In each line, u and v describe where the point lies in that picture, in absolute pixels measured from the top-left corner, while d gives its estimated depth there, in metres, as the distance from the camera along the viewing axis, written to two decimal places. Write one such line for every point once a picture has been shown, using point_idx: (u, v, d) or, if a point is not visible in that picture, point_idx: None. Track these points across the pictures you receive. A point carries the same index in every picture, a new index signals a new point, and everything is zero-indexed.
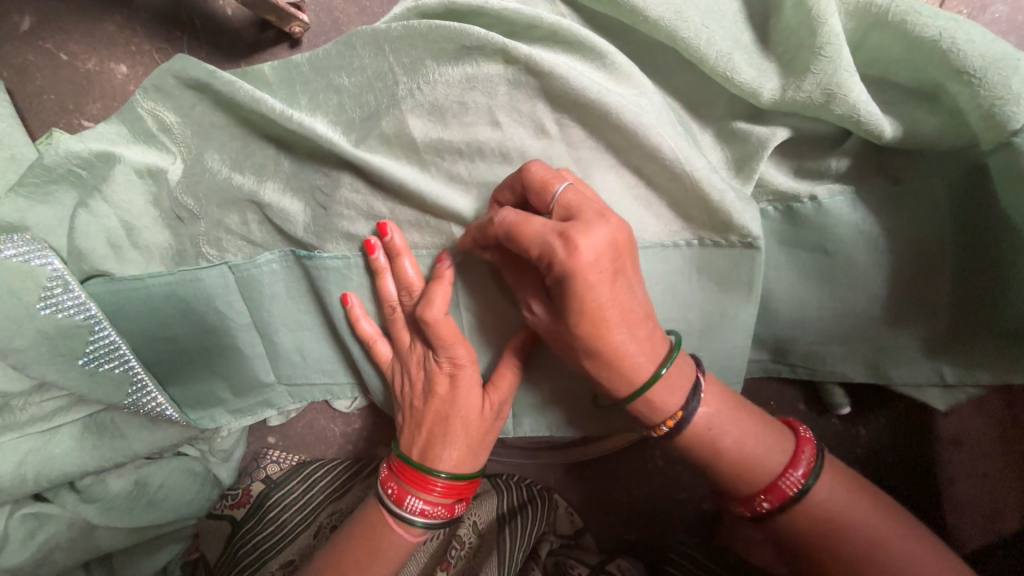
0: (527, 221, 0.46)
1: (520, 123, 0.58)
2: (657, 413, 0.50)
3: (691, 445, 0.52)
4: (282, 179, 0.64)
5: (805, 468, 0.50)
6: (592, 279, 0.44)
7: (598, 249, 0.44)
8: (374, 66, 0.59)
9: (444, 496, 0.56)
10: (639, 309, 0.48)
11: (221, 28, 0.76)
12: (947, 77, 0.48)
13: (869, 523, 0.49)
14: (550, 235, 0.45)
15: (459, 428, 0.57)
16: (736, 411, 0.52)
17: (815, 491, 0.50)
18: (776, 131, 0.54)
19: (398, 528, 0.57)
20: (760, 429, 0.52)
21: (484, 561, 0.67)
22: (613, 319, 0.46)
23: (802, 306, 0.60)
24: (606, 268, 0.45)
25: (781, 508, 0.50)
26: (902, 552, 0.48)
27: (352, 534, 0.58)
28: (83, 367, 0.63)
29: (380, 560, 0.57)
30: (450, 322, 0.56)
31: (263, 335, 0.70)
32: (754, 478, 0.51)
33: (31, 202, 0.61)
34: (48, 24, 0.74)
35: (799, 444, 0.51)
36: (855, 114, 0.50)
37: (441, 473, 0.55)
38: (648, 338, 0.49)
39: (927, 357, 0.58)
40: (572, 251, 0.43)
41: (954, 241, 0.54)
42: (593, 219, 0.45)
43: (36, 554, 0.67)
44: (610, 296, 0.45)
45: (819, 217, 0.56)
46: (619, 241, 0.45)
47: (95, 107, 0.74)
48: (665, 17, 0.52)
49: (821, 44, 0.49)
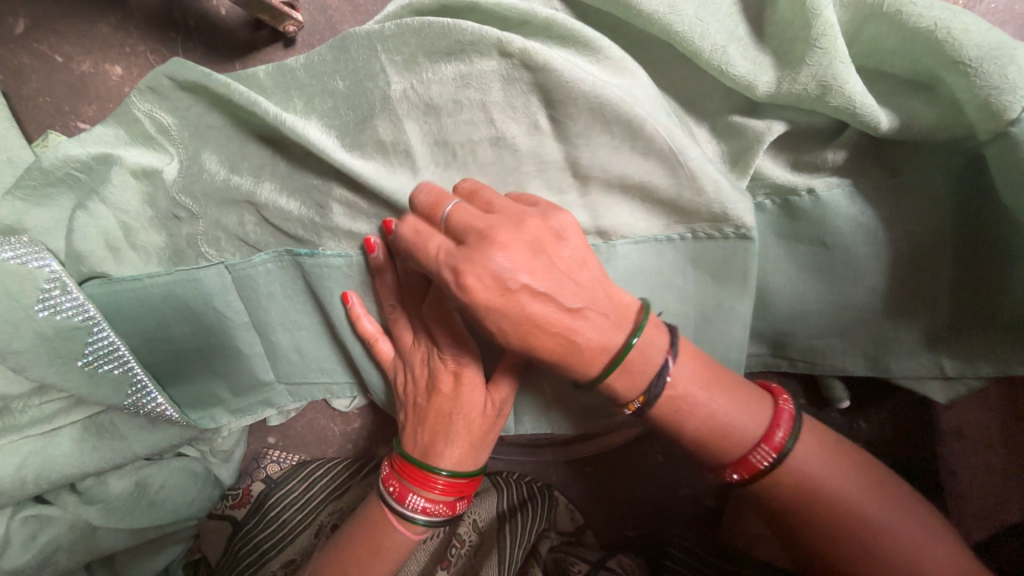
0: (422, 252, 0.48)
1: (515, 118, 0.57)
2: (624, 393, 0.50)
3: (660, 422, 0.52)
4: (279, 179, 0.64)
5: (779, 440, 0.49)
6: (491, 303, 0.45)
7: (505, 265, 0.44)
8: (368, 66, 0.59)
9: (446, 494, 0.56)
10: (570, 301, 0.46)
11: (215, 28, 0.75)
12: (943, 67, 0.47)
13: (869, 506, 0.49)
14: (442, 268, 0.46)
15: (459, 425, 0.56)
16: (708, 390, 0.51)
17: (789, 462, 0.50)
18: (773, 125, 0.54)
19: (402, 526, 0.57)
20: (732, 408, 0.51)
21: (484, 560, 0.67)
22: (536, 327, 0.46)
23: (800, 298, 0.59)
24: (506, 289, 0.44)
25: (751, 479, 0.50)
26: (902, 535, 0.48)
27: (352, 536, 0.58)
28: (83, 368, 0.64)
29: (382, 558, 0.56)
30: (455, 320, 0.56)
31: (262, 334, 0.70)
32: (726, 450, 0.51)
33: (30, 205, 0.62)
34: (42, 27, 0.73)
35: (774, 418, 0.50)
36: (851, 105, 0.49)
37: (442, 470, 0.55)
38: (601, 327, 0.48)
39: (926, 349, 0.58)
40: (460, 284, 0.45)
41: (954, 233, 0.54)
42: (477, 241, 0.46)
43: (38, 555, 0.67)
44: (525, 307, 0.45)
45: (818, 210, 0.56)
46: (516, 254, 0.45)
47: (92, 109, 0.74)
48: (659, 10, 0.52)
49: (817, 35, 0.48)
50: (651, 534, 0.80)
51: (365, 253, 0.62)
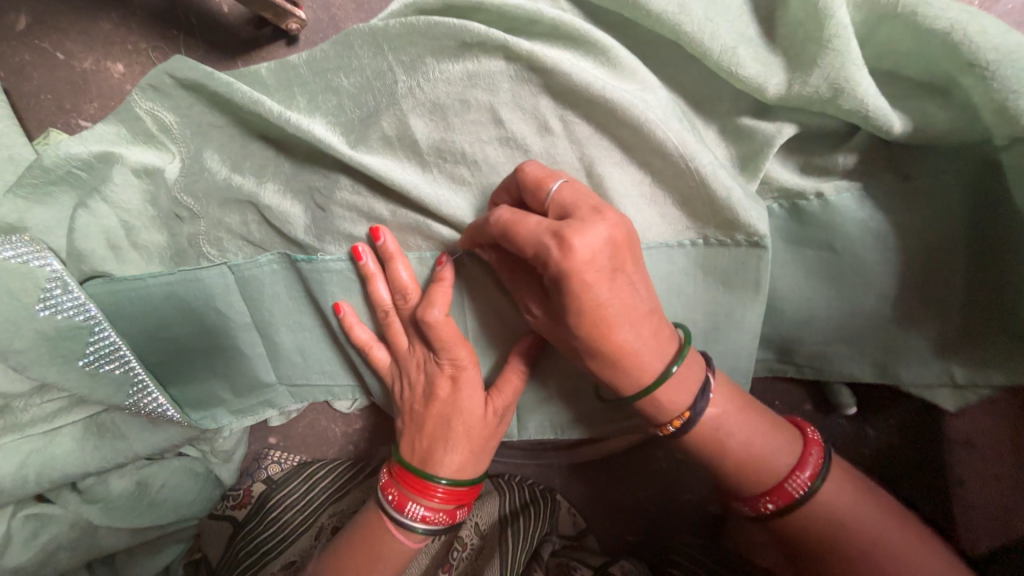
0: (522, 221, 0.46)
1: (522, 119, 0.56)
2: (665, 412, 0.49)
3: (695, 446, 0.52)
4: (282, 179, 0.64)
5: (812, 471, 0.49)
6: (589, 278, 0.44)
7: (594, 246, 0.44)
8: (373, 65, 0.58)
9: (447, 502, 0.55)
10: (642, 304, 0.47)
11: (218, 26, 0.74)
12: (958, 69, 0.46)
13: (880, 536, 0.48)
14: (544, 235, 0.44)
15: (458, 432, 0.56)
16: (745, 415, 0.51)
17: (819, 492, 0.50)
18: (782, 128, 0.53)
19: (402, 534, 0.57)
20: (767, 434, 0.51)
21: (486, 562, 0.66)
22: (613, 318, 0.45)
23: (808, 304, 0.59)
24: (605, 266, 0.44)
25: (787, 510, 0.50)
26: (914, 568, 0.47)
27: (352, 541, 0.58)
28: (84, 368, 0.64)
29: (383, 564, 0.56)
30: (449, 324, 0.56)
31: (264, 335, 0.70)
32: (761, 478, 0.50)
33: (30, 203, 0.61)
34: (44, 23, 0.73)
35: (805, 447, 0.51)
36: (863, 108, 0.48)
37: (441, 478, 0.55)
38: (655, 336, 0.48)
39: (937, 357, 0.56)
40: (567, 251, 0.43)
41: (967, 239, 0.53)
42: (589, 217, 0.45)
43: (38, 554, 0.68)
44: (611, 292, 0.45)
45: (827, 215, 0.55)
46: (617, 237, 0.45)
47: (93, 107, 0.73)
48: (668, 9, 0.51)
49: (829, 37, 0.47)
50: (653, 540, 0.79)
51: (353, 262, 0.62)
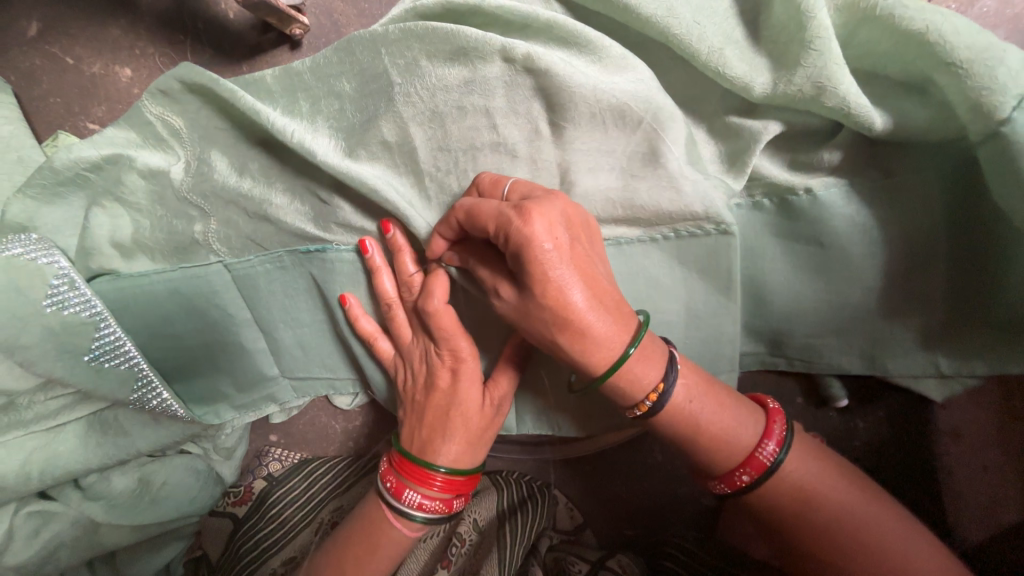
0: (483, 204, 0.50)
1: (515, 125, 0.58)
2: (636, 390, 0.51)
3: (670, 424, 0.53)
4: (285, 180, 0.66)
5: (777, 439, 0.52)
6: (549, 245, 0.46)
7: (551, 220, 0.47)
8: (372, 69, 0.60)
9: (446, 490, 0.56)
10: (602, 282, 0.49)
11: (222, 31, 0.74)
12: (936, 69, 0.48)
13: (845, 499, 0.51)
14: (506, 210, 0.48)
15: (456, 423, 0.57)
16: (707, 391, 0.53)
17: (785, 463, 0.52)
18: (769, 125, 0.55)
19: (400, 525, 0.57)
20: (732, 408, 0.53)
21: (484, 558, 0.67)
22: (576, 286, 0.47)
23: (798, 298, 0.60)
24: (563, 239, 0.47)
25: (760, 480, 0.51)
26: (878, 525, 0.49)
27: (352, 533, 0.58)
28: (89, 363, 0.66)
29: (380, 552, 0.57)
30: (448, 313, 0.57)
31: (265, 332, 0.72)
32: (732, 453, 0.52)
33: (39, 203, 0.63)
34: (53, 30, 0.74)
35: (769, 418, 0.53)
36: (846, 105, 0.50)
37: (441, 467, 0.56)
38: (615, 313, 0.49)
39: (922, 348, 0.58)
40: (526, 220, 0.46)
41: (948, 232, 0.54)
42: (544, 198, 0.49)
43: (40, 552, 0.71)
44: (569, 264, 0.47)
45: (814, 210, 0.57)
46: (571, 216, 0.49)
47: (102, 110, 0.74)
48: (657, 13, 0.53)
49: (811, 38, 0.49)
50: (649, 532, 0.80)
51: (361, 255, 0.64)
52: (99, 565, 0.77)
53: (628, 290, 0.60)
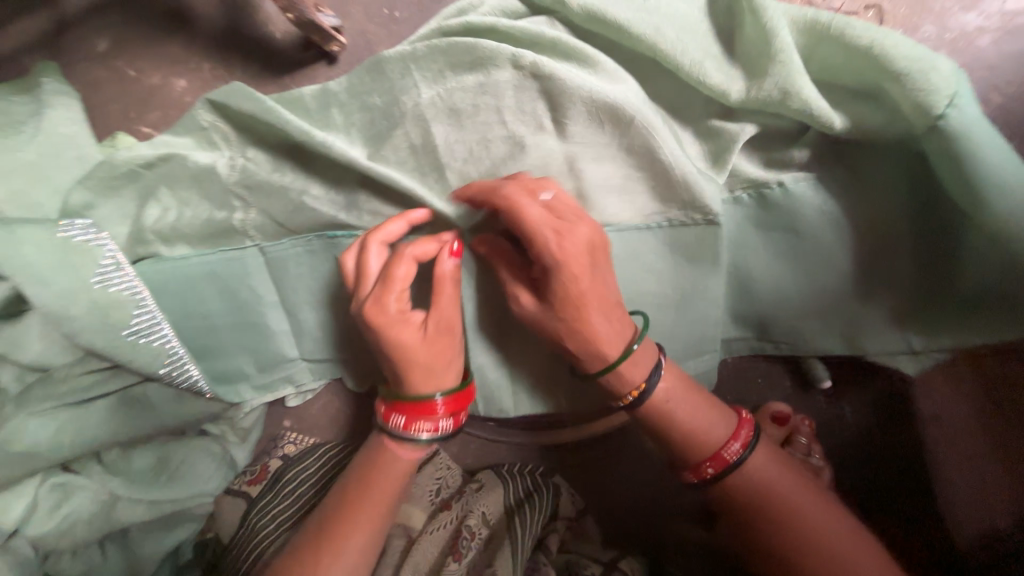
0: (526, 209, 0.56)
1: (523, 121, 0.66)
2: (623, 385, 0.58)
3: (649, 416, 0.59)
4: (317, 175, 0.73)
5: (742, 441, 0.58)
6: (576, 268, 0.55)
7: (580, 246, 0.56)
8: (400, 83, 0.68)
9: (449, 413, 0.62)
10: (612, 298, 0.58)
11: (269, 52, 0.83)
12: (885, 78, 0.56)
13: (799, 503, 0.56)
14: (546, 228, 0.55)
15: (422, 364, 0.61)
16: (687, 391, 0.60)
17: (748, 463, 0.58)
18: (744, 127, 0.63)
19: (406, 451, 0.64)
20: (706, 410, 0.59)
21: (497, 553, 0.71)
22: (588, 302, 0.56)
23: (778, 282, 0.67)
24: (586, 262, 0.56)
25: (722, 475, 0.57)
26: (826, 530, 0.54)
27: (357, 466, 0.65)
28: (127, 338, 0.72)
29: (382, 479, 0.63)
30: (399, 265, 0.60)
31: (288, 314, 0.79)
32: (702, 446, 0.58)
33: (96, 194, 0.71)
34: (119, 47, 0.84)
35: (740, 423, 0.59)
36: (808, 108, 0.58)
37: (434, 394, 0.61)
38: (618, 323, 0.58)
39: (894, 327, 0.64)
40: (561, 243, 0.55)
41: (909, 219, 0.61)
42: (575, 219, 0.57)
43: (62, 523, 0.74)
44: (588, 284, 0.56)
45: (787, 201, 0.64)
46: (596, 240, 0.57)
47: (156, 116, 0.84)
48: (646, 33, 0.62)
49: (775, 52, 0.58)
50: (648, 523, 0.84)
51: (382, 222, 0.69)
52: (109, 543, 0.78)
53: (624, 272, 0.66)
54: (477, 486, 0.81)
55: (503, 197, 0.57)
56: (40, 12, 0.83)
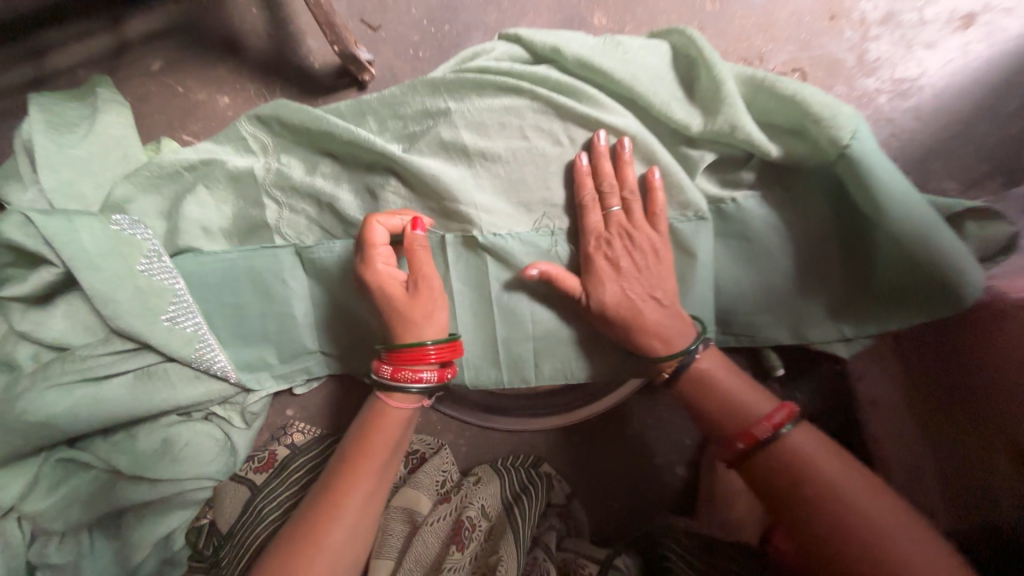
0: (592, 213, 0.74)
1: (541, 135, 0.79)
2: (664, 359, 0.70)
3: (689, 388, 0.69)
4: (344, 179, 0.84)
5: (777, 421, 0.62)
6: (624, 266, 0.72)
7: (631, 252, 0.72)
8: (430, 101, 0.80)
9: (439, 361, 0.68)
10: (661, 296, 0.71)
11: (308, 77, 0.97)
12: (805, 120, 0.72)
13: (846, 485, 0.57)
14: (607, 233, 0.73)
15: (394, 313, 0.69)
16: (730, 374, 0.68)
17: (786, 441, 0.61)
18: (704, 154, 0.78)
19: (399, 403, 0.70)
20: (747, 392, 0.66)
21: (500, 541, 0.78)
22: (633, 294, 0.71)
23: (736, 281, 0.80)
24: (637, 264, 0.72)
25: (752, 449, 0.62)
26: (864, 511, 0.55)
27: (354, 434, 0.70)
28: (165, 323, 0.79)
29: (376, 445, 0.68)
30: (379, 235, 0.70)
31: (309, 301, 0.87)
32: (734, 420, 0.64)
33: (139, 191, 0.83)
34: (171, 67, 0.97)
35: (778, 407, 0.63)
36: (751, 140, 0.74)
37: (426, 342, 0.68)
38: (665, 316, 0.70)
39: (832, 319, 0.77)
40: (613, 245, 0.73)
41: (835, 230, 0.76)
42: (626, 229, 0.73)
43: (58, 501, 0.78)
44: (634, 281, 0.71)
45: (739, 215, 0.78)
46: (647, 248, 0.72)
47: (198, 127, 0.95)
48: (624, 77, 0.77)
49: (724, 96, 0.74)
50: (632, 507, 0.92)
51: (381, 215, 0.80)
52: (98, 530, 0.82)
53: None
54: (475, 479, 0.87)
55: (580, 203, 0.75)
56: (105, 36, 0.96)
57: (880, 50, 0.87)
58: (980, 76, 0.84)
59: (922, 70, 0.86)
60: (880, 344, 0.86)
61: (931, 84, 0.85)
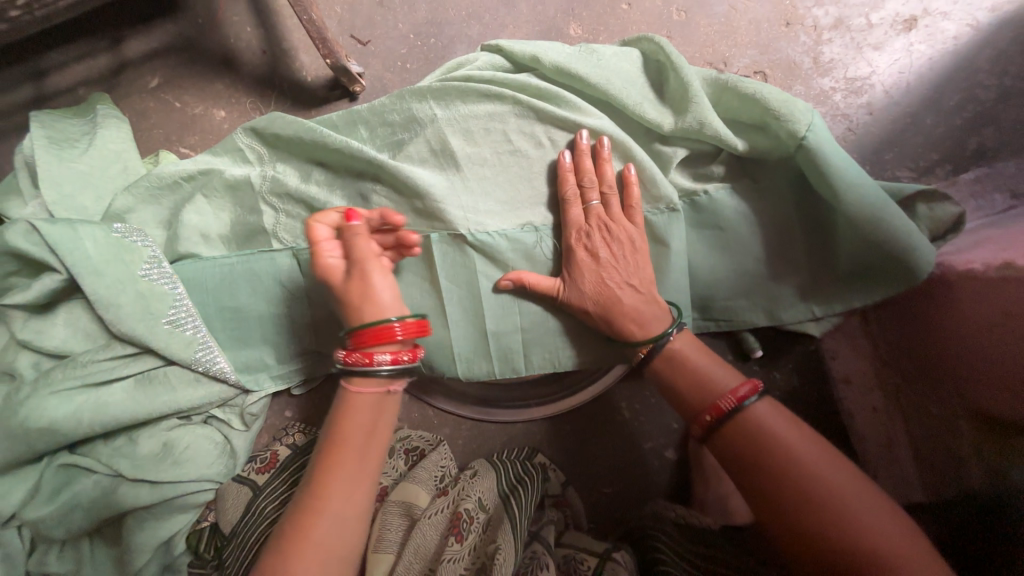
0: (572, 208, 0.79)
1: (524, 137, 0.84)
2: (639, 339, 0.74)
3: (665, 366, 0.72)
4: (337, 184, 0.88)
5: (741, 395, 0.65)
6: (602, 256, 0.76)
7: (609, 242, 0.76)
8: (415, 109, 0.85)
9: (405, 338, 0.69)
10: (637, 282, 0.76)
11: (301, 89, 1.02)
12: (766, 116, 0.78)
13: (805, 453, 0.60)
14: (585, 226, 0.78)
15: (359, 302, 0.71)
16: (702, 353, 0.72)
17: (750, 413, 0.64)
18: (676, 150, 0.84)
19: (360, 387, 0.69)
20: (716, 369, 0.69)
21: (498, 530, 0.77)
22: (610, 282, 0.75)
23: (713, 268, 0.84)
24: (614, 253, 0.76)
25: (719, 421, 0.65)
26: (820, 477, 0.58)
27: (334, 426, 0.69)
28: (166, 326, 0.82)
29: (358, 434, 0.68)
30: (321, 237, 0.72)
31: (305, 303, 0.89)
32: (704, 395, 0.68)
33: (138, 202, 0.86)
34: (168, 83, 1.01)
35: (742, 383, 0.66)
36: (719, 135, 0.79)
37: (394, 322, 0.69)
38: (641, 301, 0.75)
39: (802, 300, 0.83)
40: (592, 237, 0.77)
41: (799, 217, 0.82)
42: (604, 223, 0.77)
43: (61, 507, 0.78)
44: (613, 269, 0.75)
45: (712, 205, 0.83)
46: (625, 239, 0.77)
47: (195, 139, 0.99)
48: (600, 82, 0.83)
49: (692, 97, 0.80)
50: (624, 491, 0.95)
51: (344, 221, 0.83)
52: (102, 532, 0.83)
53: None
54: (471, 473, 0.87)
55: (561, 199, 0.80)
56: (104, 56, 1.01)
57: (833, 52, 0.95)
58: (925, 73, 0.92)
59: (872, 70, 0.93)
60: (848, 316, 0.90)
61: (881, 81, 0.93)
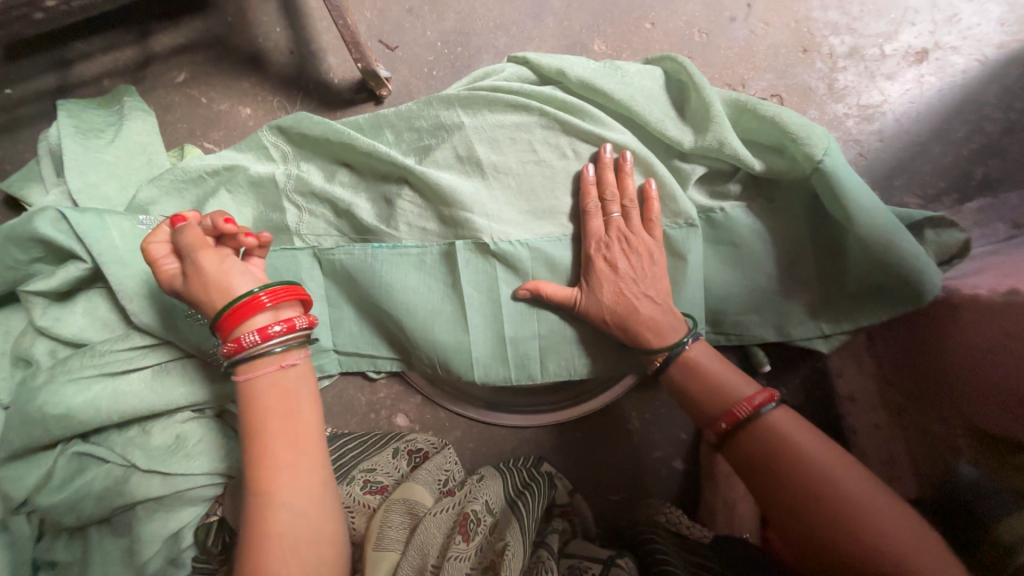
0: (593, 219, 0.81)
1: (547, 148, 0.86)
2: (654, 349, 0.76)
3: (681, 373, 0.74)
4: (361, 186, 0.89)
5: (757, 402, 0.66)
6: (620, 266, 0.78)
7: (628, 254, 0.78)
8: (442, 117, 0.87)
9: (276, 305, 0.67)
10: (654, 294, 0.77)
11: (327, 91, 1.03)
12: (784, 139, 0.80)
13: (818, 459, 0.61)
14: (603, 237, 0.80)
15: (214, 297, 0.68)
16: (719, 361, 0.74)
17: (765, 420, 0.65)
18: (695, 168, 0.86)
19: (257, 370, 0.65)
20: (733, 377, 0.71)
21: (506, 531, 0.75)
22: (628, 292, 0.77)
23: (726, 283, 0.87)
24: (632, 265, 0.78)
25: (734, 428, 0.66)
26: (831, 482, 0.59)
27: (256, 419, 0.64)
28: (187, 317, 0.82)
29: (289, 416, 0.65)
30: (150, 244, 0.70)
31: (325, 301, 0.91)
32: (720, 402, 0.69)
33: (163, 194, 0.87)
34: (195, 79, 1.02)
35: (758, 391, 0.67)
36: (738, 155, 0.82)
37: (256, 293, 0.66)
38: (657, 312, 0.77)
39: (811, 318, 0.86)
40: (612, 247, 0.79)
41: (813, 237, 0.84)
42: (624, 235, 0.79)
43: (73, 495, 0.78)
44: (631, 280, 0.77)
45: (728, 222, 0.86)
46: (644, 251, 0.79)
47: (219, 135, 1.01)
48: (625, 98, 0.85)
49: (713, 116, 0.82)
50: (628, 498, 0.97)
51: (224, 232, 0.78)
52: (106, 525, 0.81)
53: None
54: (478, 477, 0.85)
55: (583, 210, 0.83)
56: (132, 49, 1.02)
57: (847, 80, 0.98)
58: (935, 103, 0.95)
59: (884, 98, 0.97)
60: (855, 336, 0.93)
61: (892, 110, 0.96)
